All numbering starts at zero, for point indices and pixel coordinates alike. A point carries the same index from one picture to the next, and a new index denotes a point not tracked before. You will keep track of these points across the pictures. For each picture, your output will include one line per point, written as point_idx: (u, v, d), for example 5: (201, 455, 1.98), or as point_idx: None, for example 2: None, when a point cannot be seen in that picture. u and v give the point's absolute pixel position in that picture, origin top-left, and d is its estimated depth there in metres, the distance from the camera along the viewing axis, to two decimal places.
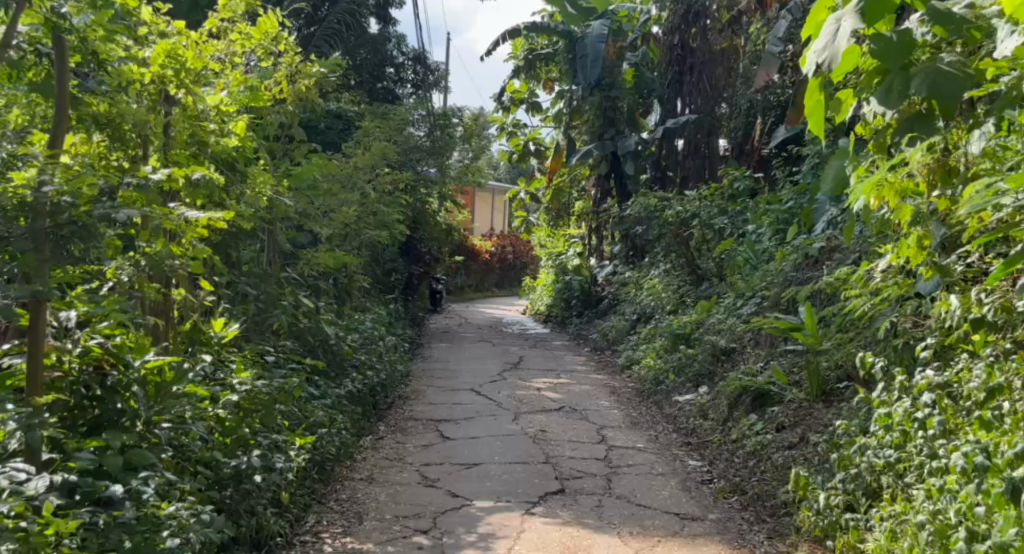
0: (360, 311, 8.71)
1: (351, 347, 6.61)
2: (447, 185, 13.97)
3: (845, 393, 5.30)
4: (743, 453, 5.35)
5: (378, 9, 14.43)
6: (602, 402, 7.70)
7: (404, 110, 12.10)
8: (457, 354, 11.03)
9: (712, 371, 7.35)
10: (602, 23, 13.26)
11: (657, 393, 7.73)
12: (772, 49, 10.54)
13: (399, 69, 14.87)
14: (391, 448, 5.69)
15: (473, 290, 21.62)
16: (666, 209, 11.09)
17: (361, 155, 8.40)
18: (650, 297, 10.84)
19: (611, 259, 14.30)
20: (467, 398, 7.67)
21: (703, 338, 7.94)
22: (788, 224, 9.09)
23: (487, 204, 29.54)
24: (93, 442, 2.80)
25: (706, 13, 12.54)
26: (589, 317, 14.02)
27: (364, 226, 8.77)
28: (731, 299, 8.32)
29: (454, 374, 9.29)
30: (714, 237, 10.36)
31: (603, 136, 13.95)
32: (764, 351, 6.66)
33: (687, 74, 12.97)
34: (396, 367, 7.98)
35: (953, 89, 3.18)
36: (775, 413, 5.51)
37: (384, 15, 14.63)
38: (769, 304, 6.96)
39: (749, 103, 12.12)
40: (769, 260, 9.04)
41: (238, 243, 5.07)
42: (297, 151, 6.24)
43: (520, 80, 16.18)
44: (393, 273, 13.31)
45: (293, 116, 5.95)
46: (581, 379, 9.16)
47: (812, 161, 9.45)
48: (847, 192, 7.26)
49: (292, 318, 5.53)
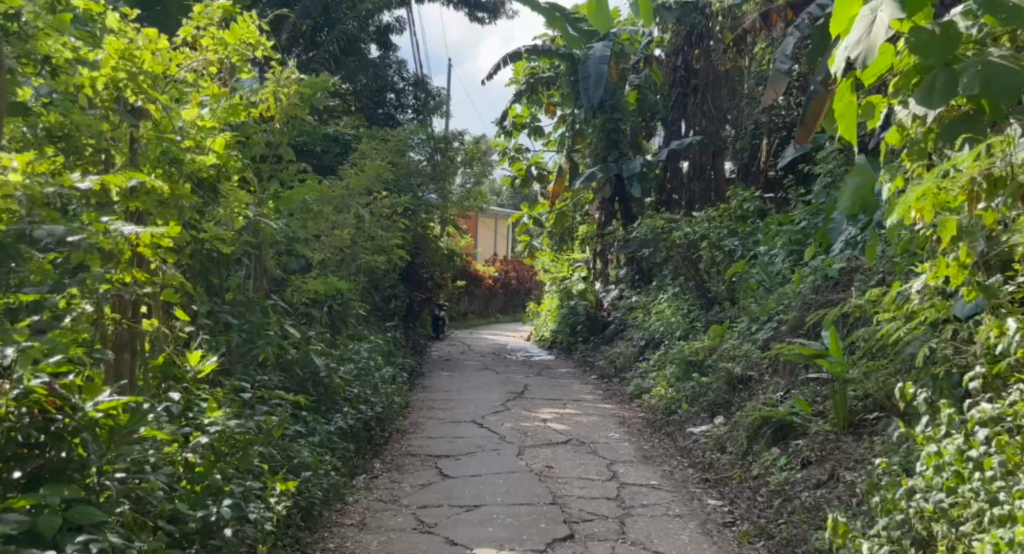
0: (357, 340, 8.35)
1: (345, 379, 6.25)
2: (448, 210, 13.64)
3: (876, 425, 4.93)
4: (766, 491, 4.97)
5: (378, 34, 14.14)
6: (611, 434, 7.31)
7: (403, 133, 11.81)
8: (459, 383, 10.66)
9: (727, 400, 6.95)
10: (604, 44, 13.00)
11: (669, 424, 7.33)
12: (778, 66, 10.20)
13: (400, 95, 14.56)
14: (385, 488, 5.33)
15: (476, 316, 21.28)
16: (674, 231, 10.74)
17: (356, 179, 8.09)
18: (658, 322, 10.47)
19: (616, 284, 13.93)
20: (467, 431, 7.29)
21: (717, 365, 7.55)
22: (802, 245, 8.76)
23: (490, 230, 29.23)
24: (26, 499, 2.43)
25: (710, 34, 12.28)
26: (595, 343, 13.63)
27: (360, 251, 8.43)
28: (746, 323, 7.96)
29: (455, 404, 8.90)
30: (724, 260, 10.00)
31: (607, 160, 13.52)
32: (784, 380, 6.28)
33: (692, 95, 12.68)
34: (394, 399, 7.61)
35: (1007, 86, 2.82)
36: (800, 448, 5.17)
37: (384, 41, 14.33)
38: (786, 330, 6.58)
39: (756, 124, 11.83)
40: (783, 283, 8.66)
41: (218, 268, 4.74)
42: (287, 172, 5.92)
43: (521, 104, 15.92)
44: (393, 299, 12.96)
45: (282, 136, 5.65)
46: (588, 409, 8.77)
47: (824, 181, 9.10)
48: (865, 210, 6.93)
49: (280, 349, 5.17)
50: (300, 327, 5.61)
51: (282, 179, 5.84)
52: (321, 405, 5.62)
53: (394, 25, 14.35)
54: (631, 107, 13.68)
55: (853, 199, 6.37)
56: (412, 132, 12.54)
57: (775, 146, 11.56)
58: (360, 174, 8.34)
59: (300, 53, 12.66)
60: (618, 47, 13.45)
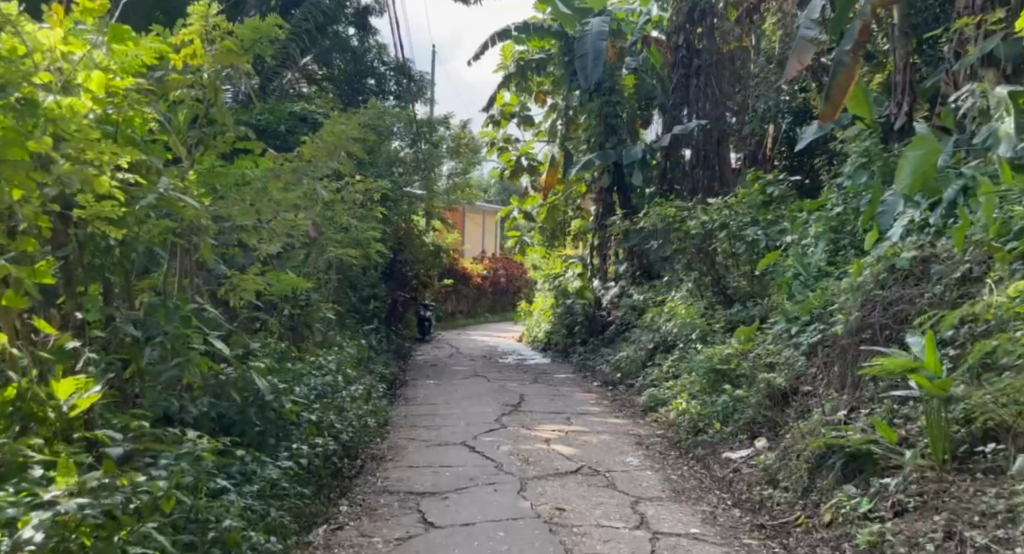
0: (323, 350, 7.13)
1: (300, 400, 5.02)
2: (434, 202, 12.45)
3: (998, 465, 3.76)
4: (852, 549, 3.79)
5: (355, 16, 12.70)
6: (629, 459, 6.11)
7: (379, 118, 10.59)
8: (448, 393, 9.46)
9: (770, 420, 5.78)
10: (600, 21, 11.79)
11: (698, 447, 6.13)
12: (805, 32, 8.89)
13: (380, 80, 13.09)
14: (351, 548, 4.12)
15: (464, 316, 20.07)
16: (687, 220, 9.53)
17: (320, 164, 6.88)
18: (670, 322, 9.26)
19: (616, 281, 12.76)
20: (456, 458, 6.07)
21: (752, 376, 6.39)
22: (841, 232, 7.58)
23: (479, 226, 27.97)
24: None
25: (712, 10, 11.06)
26: (594, 345, 12.41)
27: (326, 248, 7.16)
28: (782, 327, 6.76)
29: (441, 421, 7.68)
30: (746, 252, 8.79)
31: (604, 146, 12.30)
32: (847, 396, 5.07)
33: (693, 76, 11.37)
34: (367, 420, 6.38)
35: None
36: (888, 488, 3.98)
37: (363, 24, 12.93)
38: (844, 335, 5.34)
39: (767, 106, 10.51)
40: (821, 278, 7.44)
41: (113, 259, 3.61)
42: (224, 140, 4.65)
43: (509, 91, 14.69)
44: (373, 299, 11.80)
45: (214, 91, 4.49)
46: (596, 424, 7.58)
47: (855, 160, 7.80)
48: (935, 189, 5.73)
49: (204, 370, 3.95)
50: (236, 336, 4.39)
51: (218, 147, 4.65)
52: (267, 437, 4.40)
53: (373, 7, 13.05)
54: (629, 92, 12.39)
55: (912, 177, 5.56)
56: (392, 118, 11.29)
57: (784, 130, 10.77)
58: (325, 153, 7.07)
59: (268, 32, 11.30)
60: (614, 25, 12.22)
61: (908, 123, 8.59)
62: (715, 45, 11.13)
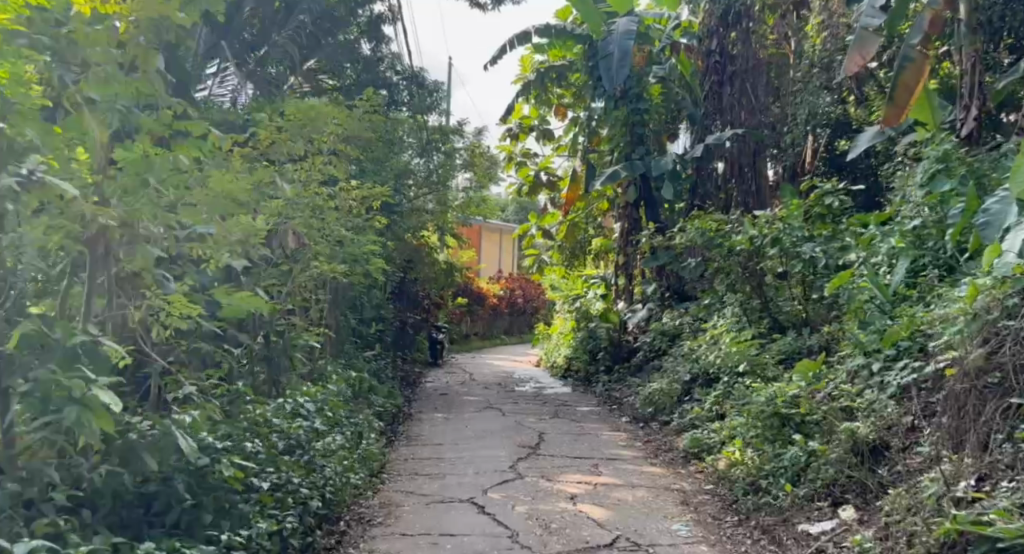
0: (302, 385, 5.97)
1: (253, 456, 3.88)
2: (448, 217, 11.26)
3: None
4: None
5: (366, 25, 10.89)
6: (677, 527, 4.91)
7: (382, 126, 9.45)
8: (457, 430, 8.28)
9: (862, 484, 4.58)
10: (629, 20, 10.63)
11: (764, 514, 4.93)
12: (869, 23, 7.62)
13: (393, 90, 11.06)
14: None
15: (480, 338, 18.90)
16: (732, 235, 8.30)
17: (304, 176, 5.92)
18: (713, 353, 8.03)
19: (644, 302, 11.55)
20: (460, 523, 4.88)
21: (829, 426, 5.17)
22: (924, 250, 6.35)
23: (495, 242, 26.75)
24: None
25: (750, 12, 9.87)
26: (620, 374, 11.16)
27: (311, 266, 5.98)
28: (861, 362, 5.51)
29: (448, 467, 6.50)
30: (801, 270, 7.58)
31: (631, 157, 10.88)
32: (970, 459, 3.88)
33: (727, 85, 10.09)
34: (350, 473, 5.22)
35: None
36: None
37: (376, 33, 10.94)
38: (959, 384, 4.13)
39: (812, 112, 9.33)
40: (900, 304, 6.19)
41: None
42: (155, 120, 3.58)
43: (527, 103, 13.50)
44: (374, 324, 10.63)
45: (140, 51, 3.45)
46: (629, 475, 6.36)
47: (930, 166, 6.61)
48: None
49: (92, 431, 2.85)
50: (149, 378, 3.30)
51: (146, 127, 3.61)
52: (203, 513, 3.28)
53: (390, 15, 11.45)
54: (657, 101, 10.99)
55: None
56: (400, 126, 10.13)
57: (823, 144, 9.75)
58: (309, 166, 6.00)
59: (269, 37, 9.83)
60: (642, 28, 11.03)
61: (975, 129, 6.99)
62: (752, 50, 9.77)
